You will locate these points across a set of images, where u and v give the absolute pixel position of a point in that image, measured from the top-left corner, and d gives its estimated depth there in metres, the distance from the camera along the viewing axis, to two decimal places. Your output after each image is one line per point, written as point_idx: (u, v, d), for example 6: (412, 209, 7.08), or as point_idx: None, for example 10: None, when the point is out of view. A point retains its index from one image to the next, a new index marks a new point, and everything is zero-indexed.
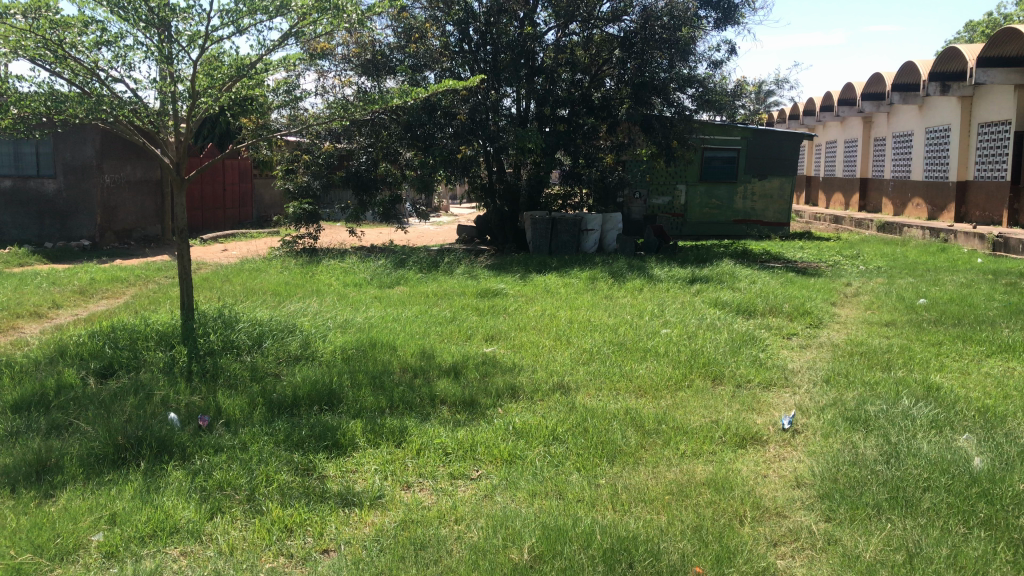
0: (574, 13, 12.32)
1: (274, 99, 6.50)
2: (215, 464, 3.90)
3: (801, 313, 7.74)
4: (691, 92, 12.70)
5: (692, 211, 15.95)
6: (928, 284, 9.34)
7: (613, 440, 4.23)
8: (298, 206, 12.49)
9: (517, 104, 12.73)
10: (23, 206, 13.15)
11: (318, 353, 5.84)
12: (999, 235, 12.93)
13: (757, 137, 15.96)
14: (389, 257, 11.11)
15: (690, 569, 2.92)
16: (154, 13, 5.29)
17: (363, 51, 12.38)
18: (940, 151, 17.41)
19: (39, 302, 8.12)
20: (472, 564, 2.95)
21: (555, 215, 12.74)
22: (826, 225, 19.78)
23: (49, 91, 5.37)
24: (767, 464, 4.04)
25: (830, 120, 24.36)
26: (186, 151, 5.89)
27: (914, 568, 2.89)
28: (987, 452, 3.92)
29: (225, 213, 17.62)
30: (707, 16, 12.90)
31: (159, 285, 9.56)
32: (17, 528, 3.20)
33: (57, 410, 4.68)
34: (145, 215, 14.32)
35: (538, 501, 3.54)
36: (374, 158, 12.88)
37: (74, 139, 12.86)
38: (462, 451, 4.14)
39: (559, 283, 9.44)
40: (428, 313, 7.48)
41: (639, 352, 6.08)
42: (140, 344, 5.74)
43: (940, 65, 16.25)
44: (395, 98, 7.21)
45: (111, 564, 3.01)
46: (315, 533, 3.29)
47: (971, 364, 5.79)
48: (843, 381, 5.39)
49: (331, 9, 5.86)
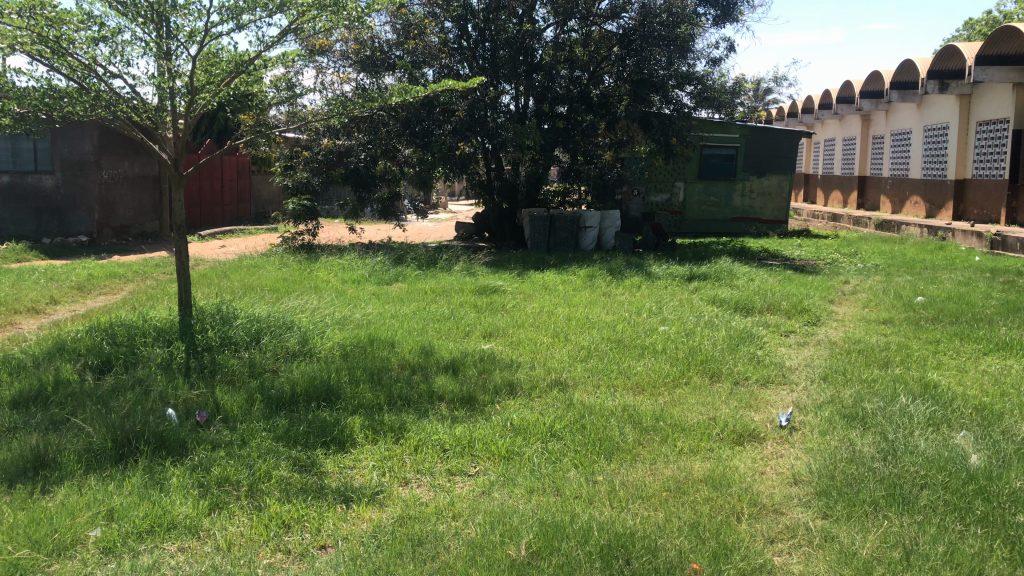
0: (573, 10, 12.27)
1: (274, 95, 6.51)
2: (214, 459, 3.90)
3: (798, 310, 7.76)
4: (690, 90, 12.71)
5: (690, 209, 15.96)
6: (926, 282, 9.35)
7: (611, 437, 4.24)
8: (297, 202, 12.53)
9: (515, 101, 12.72)
10: (20, 201, 13.11)
11: (316, 349, 5.83)
12: (997, 233, 12.94)
13: (755, 134, 15.98)
14: (386, 254, 11.06)
15: (688, 567, 2.91)
16: (152, 8, 5.30)
17: (362, 47, 12.35)
18: (938, 149, 17.42)
19: (37, 298, 8.07)
20: (470, 560, 2.96)
21: (553, 213, 12.72)
22: (824, 224, 19.72)
23: (46, 85, 5.36)
24: (764, 461, 4.05)
25: (829, 118, 24.29)
26: (185, 147, 5.89)
27: (911, 565, 2.90)
28: (985, 449, 3.93)
29: (224, 209, 17.63)
30: (707, 13, 12.88)
31: (158, 281, 9.56)
32: (15, 523, 3.20)
33: (55, 406, 4.69)
34: (143, 209, 14.36)
35: (536, 498, 3.54)
36: (374, 154, 12.81)
37: (72, 135, 12.81)
38: (460, 447, 4.15)
39: (557, 280, 9.43)
40: (426, 310, 7.48)
41: (637, 348, 6.10)
42: (137, 340, 5.72)
43: (939, 62, 16.17)
44: (395, 96, 7.21)
45: (110, 559, 3.02)
46: (312, 530, 3.29)
47: (969, 362, 5.81)
48: (841, 378, 5.40)
49: (330, 6, 5.87)
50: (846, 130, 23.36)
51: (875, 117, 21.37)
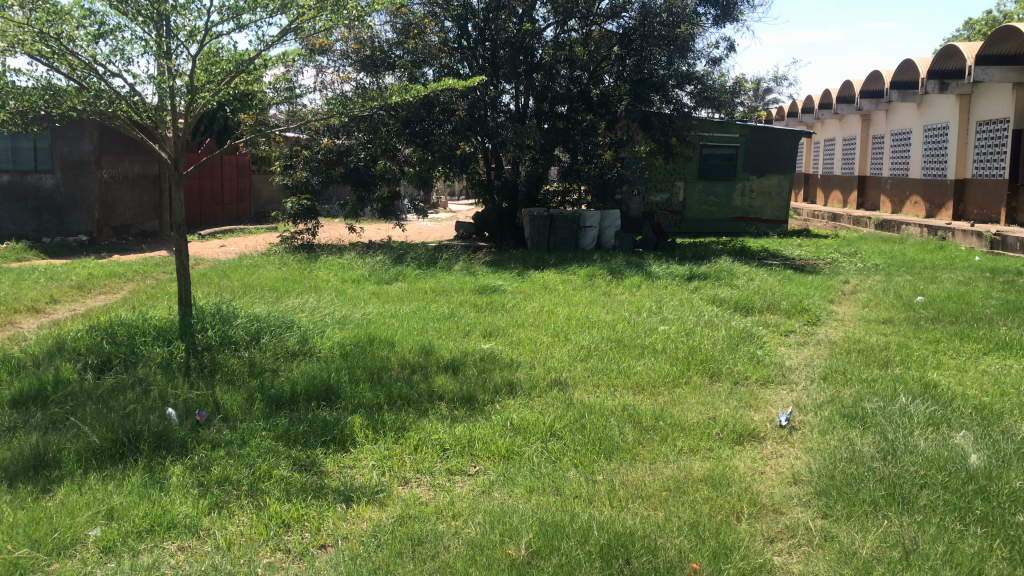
0: (573, 9, 12.26)
1: (274, 94, 6.52)
2: (214, 458, 3.90)
3: (798, 310, 7.76)
4: (690, 89, 12.73)
5: (690, 208, 15.95)
6: (926, 282, 9.36)
7: (611, 436, 4.24)
8: (296, 201, 12.55)
9: (515, 100, 12.72)
10: (20, 201, 13.13)
11: (316, 348, 5.83)
12: (997, 233, 12.95)
13: (755, 133, 15.99)
14: (386, 254, 11.05)
15: (688, 567, 2.91)
16: (153, 7, 5.29)
17: (362, 47, 12.35)
18: (938, 149, 17.42)
19: (37, 298, 8.08)
20: (470, 559, 2.96)
21: (553, 213, 12.71)
22: (824, 224, 19.72)
23: (46, 85, 5.36)
24: (764, 460, 4.05)
25: (829, 117, 24.28)
26: (184, 146, 5.88)
27: (911, 564, 2.90)
28: (984, 449, 3.93)
29: (224, 208, 17.63)
30: (707, 12, 12.87)
31: (157, 280, 9.55)
32: (14, 523, 3.20)
33: (55, 405, 4.69)
34: (142, 208, 14.35)
35: (535, 497, 3.54)
36: (374, 154, 12.81)
37: (71, 134, 12.81)
38: (460, 446, 4.15)
39: (557, 280, 9.42)
40: (427, 309, 7.47)
41: (637, 348, 6.10)
42: (137, 339, 5.72)
43: (939, 62, 16.17)
44: (395, 95, 7.21)
45: (109, 559, 3.02)
46: (312, 529, 3.29)
47: (969, 361, 5.82)
48: (841, 378, 5.40)
49: (330, 6, 5.87)
50: (846, 130, 23.36)
51: (875, 117, 21.37)
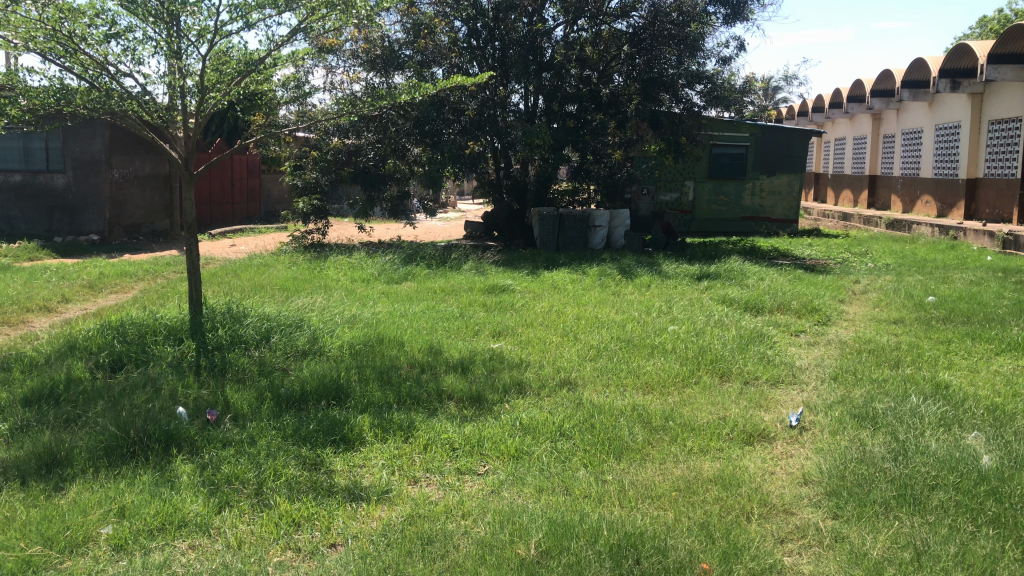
0: (583, 9, 12.18)
1: (283, 95, 6.56)
2: (223, 458, 3.92)
3: (809, 310, 7.72)
4: (700, 88, 12.68)
5: (700, 207, 15.87)
6: (937, 281, 9.33)
7: (620, 437, 4.23)
8: (307, 201, 12.69)
9: (524, 100, 12.76)
10: (32, 201, 13.24)
11: (325, 348, 5.83)
12: (1009, 233, 12.85)
13: (766, 133, 15.90)
14: (397, 254, 10.97)
15: (697, 567, 2.90)
16: (163, 7, 5.29)
17: (371, 47, 12.31)
18: (950, 149, 17.29)
19: (49, 297, 8.14)
20: (479, 559, 2.96)
21: (562, 212, 12.70)
22: (834, 223, 19.65)
23: (58, 86, 5.38)
24: (774, 461, 4.04)
25: (840, 117, 24.14)
26: (195, 147, 5.93)
27: (922, 566, 2.88)
28: (997, 450, 3.90)
29: (234, 207, 17.73)
30: (717, 11, 12.80)
31: (168, 280, 9.59)
32: (27, 519, 3.23)
33: (68, 403, 4.74)
34: (154, 207, 14.43)
35: (545, 497, 3.54)
36: (382, 154, 12.90)
37: (84, 134, 12.89)
38: (469, 446, 4.15)
39: (566, 280, 9.38)
40: (436, 309, 7.47)
41: (647, 348, 6.08)
42: (149, 339, 5.75)
43: (950, 61, 15.95)
44: (403, 94, 7.19)
45: (121, 556, 3.04)
46: (322, 528, 3.30)
47: (980, 362, 5.76)
48: (851, 378, 5.37)
49: (340, 4, 5.85)
50: (857, 129, 23.19)
51: (887, 118, 21.20)
